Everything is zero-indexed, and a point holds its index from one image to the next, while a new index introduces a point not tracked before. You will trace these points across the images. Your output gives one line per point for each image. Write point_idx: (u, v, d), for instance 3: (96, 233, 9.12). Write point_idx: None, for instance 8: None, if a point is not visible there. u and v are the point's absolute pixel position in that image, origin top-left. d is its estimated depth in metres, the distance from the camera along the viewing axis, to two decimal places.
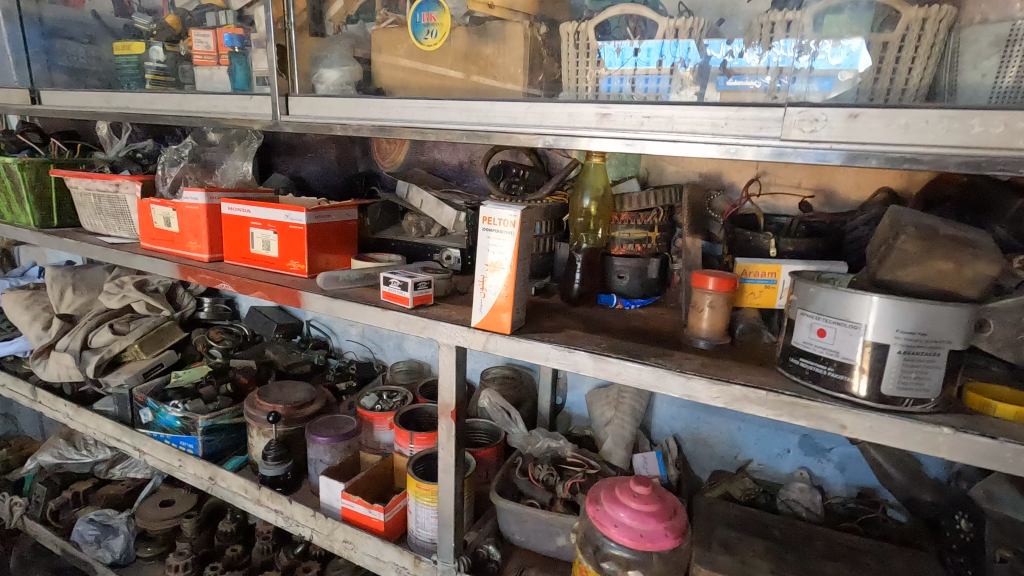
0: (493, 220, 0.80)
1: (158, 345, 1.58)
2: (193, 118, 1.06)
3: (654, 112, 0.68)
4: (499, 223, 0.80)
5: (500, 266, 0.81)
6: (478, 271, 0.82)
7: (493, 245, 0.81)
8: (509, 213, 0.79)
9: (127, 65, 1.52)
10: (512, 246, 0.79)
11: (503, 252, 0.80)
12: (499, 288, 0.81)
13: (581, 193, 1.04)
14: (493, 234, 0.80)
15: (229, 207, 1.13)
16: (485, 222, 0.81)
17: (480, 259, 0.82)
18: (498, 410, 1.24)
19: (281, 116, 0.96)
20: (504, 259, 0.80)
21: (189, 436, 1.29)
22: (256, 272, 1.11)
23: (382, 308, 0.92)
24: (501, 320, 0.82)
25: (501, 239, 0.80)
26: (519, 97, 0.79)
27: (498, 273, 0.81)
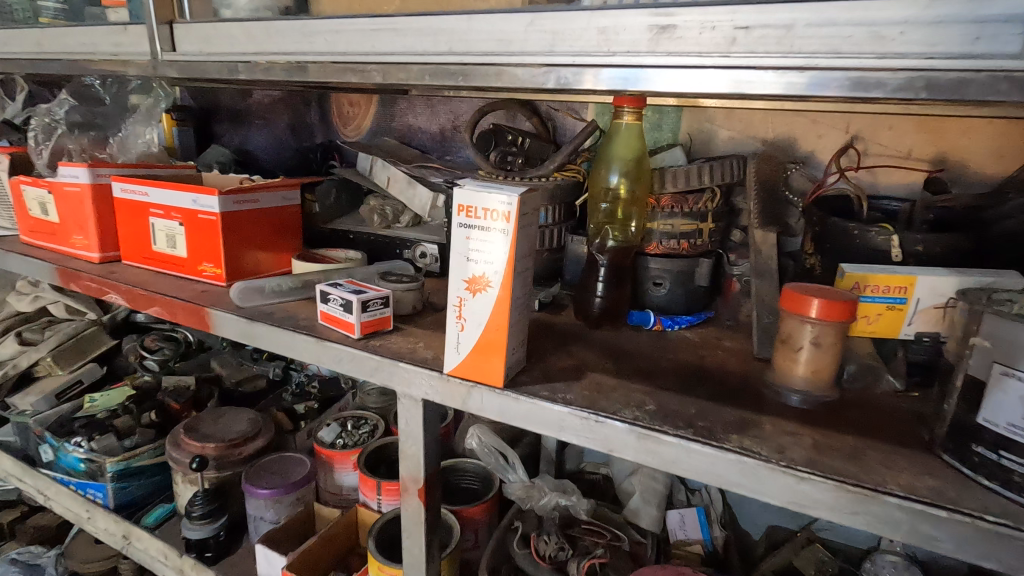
0: (474, 214, 0.51)
1: (77, 357, 1.28)
2: (56, 62, 0.75)
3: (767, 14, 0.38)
4: (484, 218, 0.50)
5: (488, 288, 0.51)
6: (453, 294, 0.53)
7: (474, 255, 0.51)
8: (498, 201, 0.49)
9: (19, 6, 1.20)
10: (508, 255, 0.50)
11: (492, 264, 0.51)
12: (487, 320, 0.52)
13: (606, 168, 0.71)
14: (476, 236, 0.51)
15: (121, 188, 0.83)
16: (462, 215, 0.51)
17: (456, 275, 0.53)
18: (490, 452, 0.95)
19: (164, 54, 0.65)
20: (493, 272, 0.51)
21: (95, 483, 1.01)
22: (158, 279, 0.81)
23: (317, 338, 0.63)
24: (492, 372, 0.53)
25: (488, 244, 0.51)
26: (511, 8, 0.49)
27: (487, 298, 0.52)
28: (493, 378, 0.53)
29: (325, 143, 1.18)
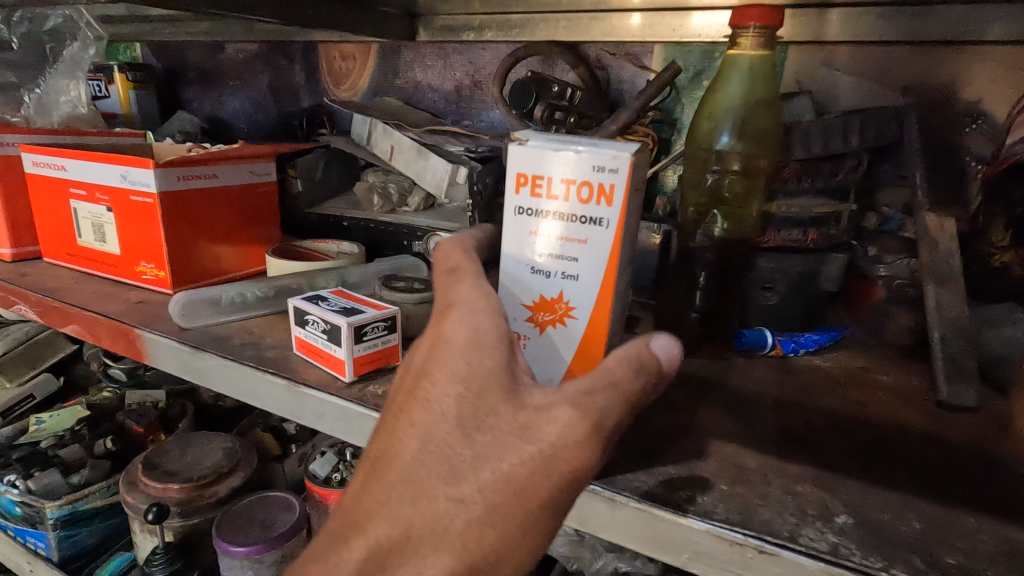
0: (542, 191, 0.32)
1: (26, 367, 1.02)
2: None
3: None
4: (562, 197, 0.32)
5: (565, 306, 0.34)
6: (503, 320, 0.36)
7: (543, 257, 0.34)
8: (591, 169, 0.31)
9: None
10: (606, 254, 0.32)
11: (576, 271, 0.33)
12: (568, 355, 0.35)
13: (714, 125, 0.50)
14: (545, 227, 0.33)
15: (33, 160, 0.62)
16: (522, 194, 0.33)
17: (509, 290, 0.35)
18: None
19: None
20: (579, 281, 0.33)
21: (35, 532, 0.82)
22: (82, 284, 0.60)
23: (288, 380, 0.42)
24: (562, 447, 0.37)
25: (567, 238, 0.33)
26: None
27: (565, 321, 0.34)
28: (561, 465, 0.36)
29: (312, 107, 0.95)
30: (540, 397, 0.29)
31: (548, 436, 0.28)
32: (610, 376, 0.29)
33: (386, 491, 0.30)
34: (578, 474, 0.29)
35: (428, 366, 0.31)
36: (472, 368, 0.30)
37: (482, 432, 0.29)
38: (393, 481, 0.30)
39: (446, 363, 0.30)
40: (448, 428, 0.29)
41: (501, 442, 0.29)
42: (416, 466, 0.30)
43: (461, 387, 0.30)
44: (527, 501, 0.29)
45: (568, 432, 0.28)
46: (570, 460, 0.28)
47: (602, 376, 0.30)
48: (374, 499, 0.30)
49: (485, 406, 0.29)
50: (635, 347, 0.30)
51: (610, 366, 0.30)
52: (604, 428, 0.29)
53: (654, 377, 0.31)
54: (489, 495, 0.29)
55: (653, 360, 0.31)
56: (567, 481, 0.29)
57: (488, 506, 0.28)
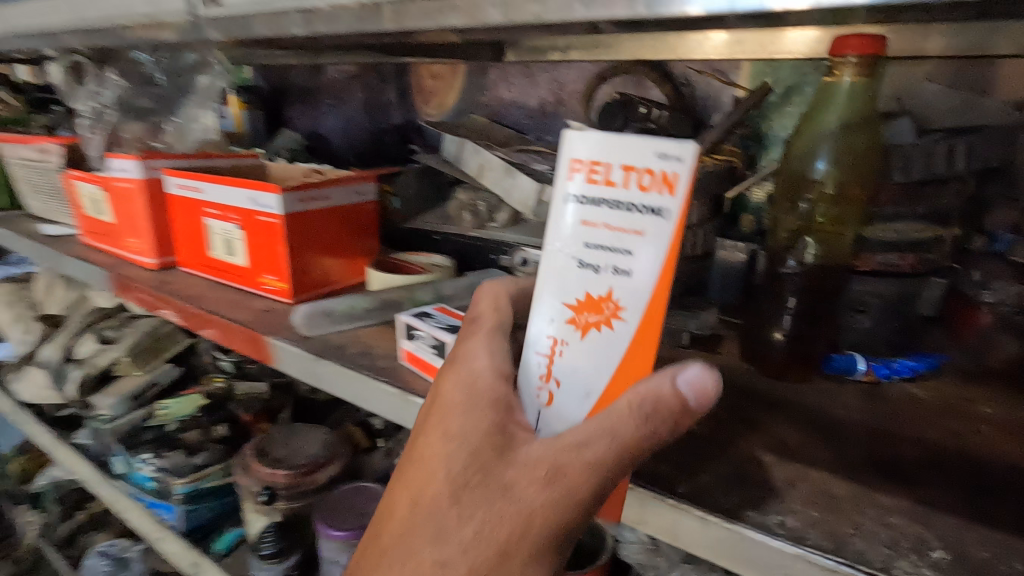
0: (600, 176, 0.31)
1: (151, 358, 1.18)
2: (96, 32, 0.62)
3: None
4: (621, 183, 0.31)
5: (609, 308, 0.32)
6: (544, 317, 0.35)
7: (593, 250, 0.32)
8: (654, 154, 0.29)
9: None
10: (664, 251, 0.30)
11: (629, 268, 0.31)
12: (613, 367, 0.33)
13: (812, 150, 0.50)
14: (600, 215, 0.32)
15: (175, 183, 0.71)
16: (577, 179, 0.32)
17: (556, 283, 0.34)
18: None
19: (202, 10, 0.49)
20: (629, 280, 0.31)
21: (165, 504, 0.95)
22: (214, 292, 0.69)
23: (400, 389, 0.47)
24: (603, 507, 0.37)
25: (621, 229, 0.31)
26: None
27: (612, 325, 0.32)
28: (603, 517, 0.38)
29: (403, 124, 1.01)
30: (525, 457, 0.33)
31: (526, 497, 0.32)
32: (609, 426, 0.31)
33: (388, 547, 0.36)
34: (554, 533, 0.33)
35: (434, 426, 0.36)
36: (466, 434, 0.35)
37: (468, 495, 0.34)
38: (392, 539, 0.36)
39: (443, 429, 0.36)
40: (438, 492, 0.34)
41: (487, 501, 0.33)
42: (410, 526, 0.35)
43: (452, 453, 0.35)
44: (508, 561, 0.33)
45: (546, 494, 0.32)
46: (545, 519, 0.32)
47: (600, 426, 0.32)
48: (379, 554, 0.36)
49: (474, 466, 0.34)
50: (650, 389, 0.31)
51: (619, 408, 0.31)
52: (579, 490, 0.32)
53: (663, 425, 0.31)
54: (472, 555, 0.33)
55: (674, 401, 0.31)
56: (542, 540, 0.33)
57: (472, 563, 0.33)
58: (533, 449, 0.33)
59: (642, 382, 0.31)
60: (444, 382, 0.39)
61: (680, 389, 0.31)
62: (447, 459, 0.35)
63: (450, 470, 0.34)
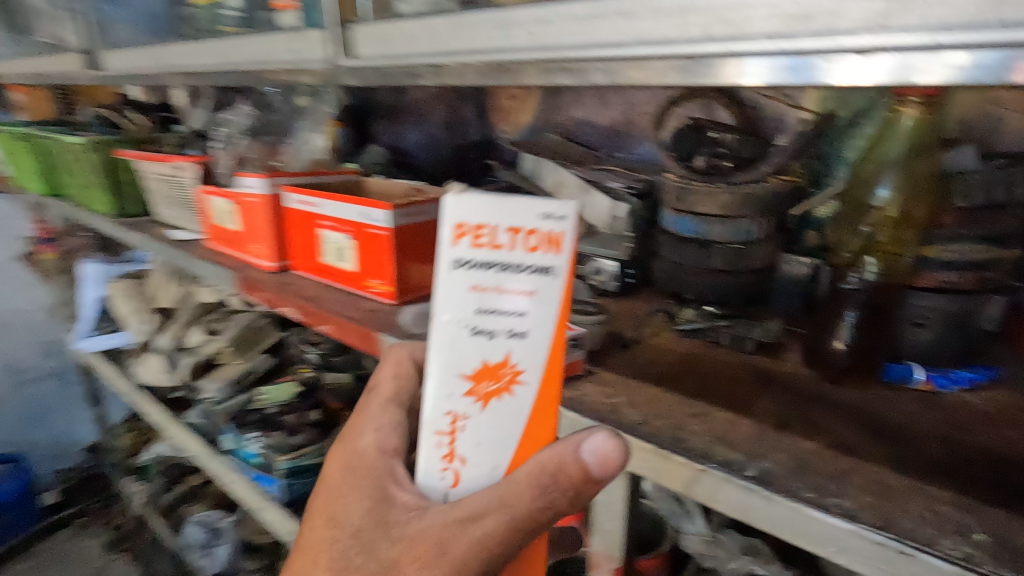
0: (483, 240, 0.36)
1: (249, 348, 1.32)
2: (239, 72, 0.73)
3: (931, 12, 0.29)
4: (506, 245, 0.36)
5: (506, 368, 0.38)
6: (446, 379, 0.39)
7: (483, 311, 0.37)
8: (540, 217, 0.35)
9: (203, 17, 1.25)
10: (553, 303, 0.37)
11: (523, 328, 0.37)
12: (520, 419, 0.39)
13: (880, 180, 0.60)
14: (485, 275, 0.37)
15: (293, 199, 0.82)
16: (461, 247, 0.37)
17: (450, 352, 0.38)
18: (666, 496, 0.82)
19: (338, 60, 0.59)
20: (523, 335, 0.37)
21: (268, 477, 1.07)
22: (327, 293, 0.79)
23: None
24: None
25: (509, 289, 0.37)
26: None
27: (513, 385, 0.38)
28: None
29: (481, 140, 1.10)
30: (409, 529, 0.41)
31: (404, 566, 0.41)
32: (505, 494, 0.38)
33: None
34: None
35: (324, 518, 0.46)
36: (356, 511, 0.44)
37: (357, 561, 0.43)
38: None
39: (336, 507, 0.46)
40: (331, 559, 0.43)
41: (369, 568, 0.42)
42: None
43: (344, 527, 0.44)
44: None
45: (425, 564, 0.41)
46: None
47: (499, 497, 0.38)
48: None
49: (362, 538, 0.43)
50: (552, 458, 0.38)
51: (521, 477, 0.38)
52: (453, 560, 0.40)
53: (556, 492, 0.39)
54: None
55: (573, 465, 0.39)
56: None
57: None
58: (416, 525, 0.40)
59: (549, 450, 0.39)
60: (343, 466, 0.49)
61: (586, 457, 0.40)
62: (333, 548, 0.44)
63: (341, 546, 0.44)
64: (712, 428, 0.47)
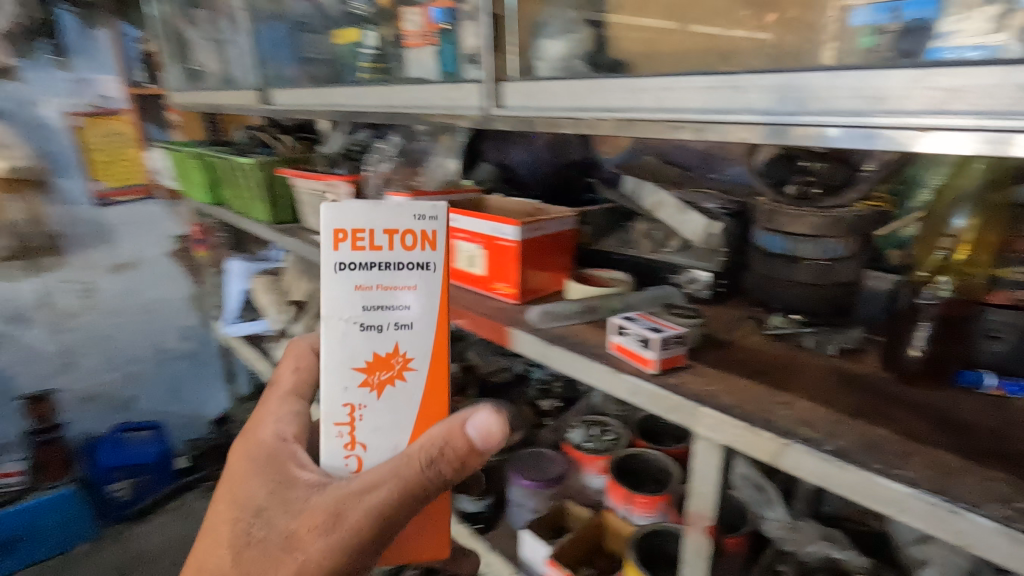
0: (363, 242, 0.57)
1: None
2: (400, 113, 0.91)
3: (978, 102, 0.39)
4: (385, 243, 0.57)
5: (399, 354, 0.60)
6: (348, 373, 0.59)
7: (370, 306, 0.58)
8: (415, 218, 0.57)
9: (345, 55, 1.48)
10: (432, 289, 0.59)
11: (408, 316, 0.59)
12: (411, 391, 0.61)
13: (954, 210, 0.69)
14: (372, 274, 0.57)
15: None
16: (339, 251, 0.56)
17: (338, 336, 0.58)
18: (748, 484, 0.93)
19: (491, 109, 0.75)
20: (410, 317, 0.59)
21: None
22: (459, 293, 0.95)
23: (614, 368, 0.68)
24: (445, 541, 0.67)
25: (392, 284, 0.58)
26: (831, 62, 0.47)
27: (405, 368, 0.60)
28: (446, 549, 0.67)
29: (582, 160, 1.24)
30: (309, 502, 0.61)
31: (303, 529, 0.61)
32: (393, 472, 0.59)
33: (208, 556, 0.66)
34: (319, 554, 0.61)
35: (229, 501, 0.67)
36: (266, 492, 0.65)
37: (264, 526, 0.63)
38: (209, 551, 0.66)
39: (252, 489, 0.66)
40: (246, 524, 0.64)
41: (272, 530, 0.63)
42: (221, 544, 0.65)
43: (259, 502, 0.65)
44: (284, 565, 0.61)
45: (313, 528, 0.60)
46: (311, 544, 0.61)
47: (390, 470, 0.59)
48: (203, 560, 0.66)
49: (269, 510, 0.64)
50: (437, 436, 0.60)
51: (410, 456, 0.59)
52: (334, 526, 0.60)
53: (435, 471, 0.60)
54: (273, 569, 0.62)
55: (454, 442, 0.60)
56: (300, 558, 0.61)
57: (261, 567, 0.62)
58: (318, 500, 0.61)
59: (440, 426, 0.60)
60: (253, 455, 0.70)
61: (468, 430, 0.61)
62: (237, 523, 0.65)
63: (251, 516, 0.65)
64: (796, 412, 0.58)
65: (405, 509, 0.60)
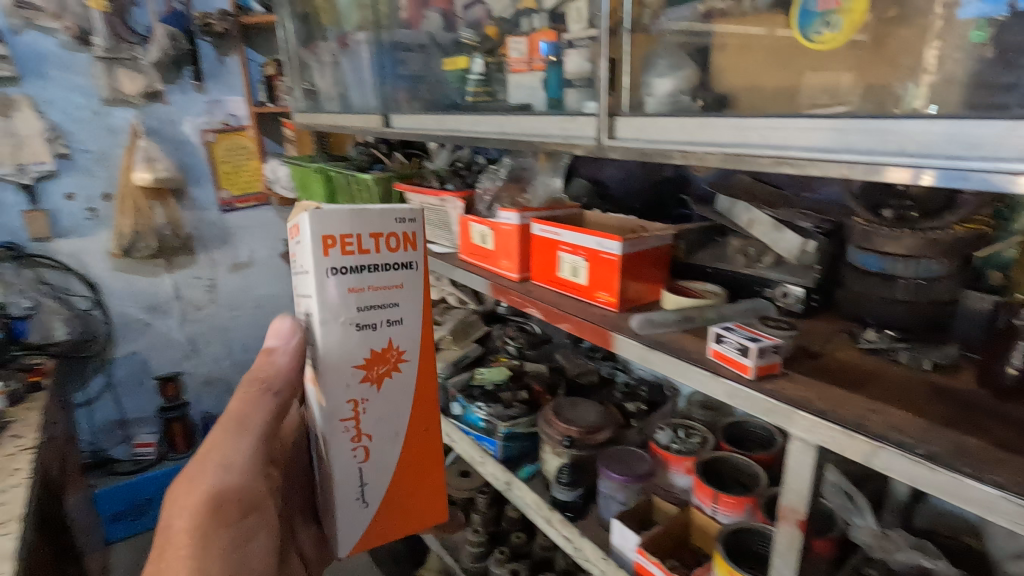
0: (351, 246, 0.65)
1: (463, 337, 1.72)
2: (518, 140, 1.04)
3: None
4: (372, 246, 0.66)
5: (393, 347, 0.70)
6: (350, 371, 0.68)
7: (365, 306, 0.67)
8: (396, 223, 0.68)
9: (453, 80, 1.63)
10: (417, 283, 0.71)
11: (397, 309, 0.70)
12: (401, 375, 0.72)
13: None
14: (364, 276, 0.67)
15: (539, 228, 1.10)
16: (330, 256, 0.64)
17: (337, 337, 0.66)
18: (837, 492, 0.94)
19: (605, 140, 0.86)
20: (400, 311, 0.70)
21: (490, 438, 1.38)
22: (562, 300, 1.06)
23: (713, 373, 0.76)
24: (435, 503, 0.80)
25: (381, 284, 0.68)
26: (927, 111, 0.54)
27: (397, 356, 0.71)
28: (438, 508, 0.81)
29: (674, 176, 1.32)
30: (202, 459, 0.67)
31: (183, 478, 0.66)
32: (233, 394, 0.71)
33: None
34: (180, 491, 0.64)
35: None
36: None
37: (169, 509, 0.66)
38: None
39: None
40: None
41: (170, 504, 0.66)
42: None
43: None
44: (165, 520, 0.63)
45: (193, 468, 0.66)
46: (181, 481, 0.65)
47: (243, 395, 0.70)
48: None
49: None
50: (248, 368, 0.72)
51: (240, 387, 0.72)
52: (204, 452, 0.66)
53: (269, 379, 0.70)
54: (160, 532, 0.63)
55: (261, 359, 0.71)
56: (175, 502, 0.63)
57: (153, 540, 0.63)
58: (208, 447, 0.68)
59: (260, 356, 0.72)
60: None
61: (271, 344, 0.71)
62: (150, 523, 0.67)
63: None
64: (888, 418, 0.64)
65: (254, 465, 0.67)
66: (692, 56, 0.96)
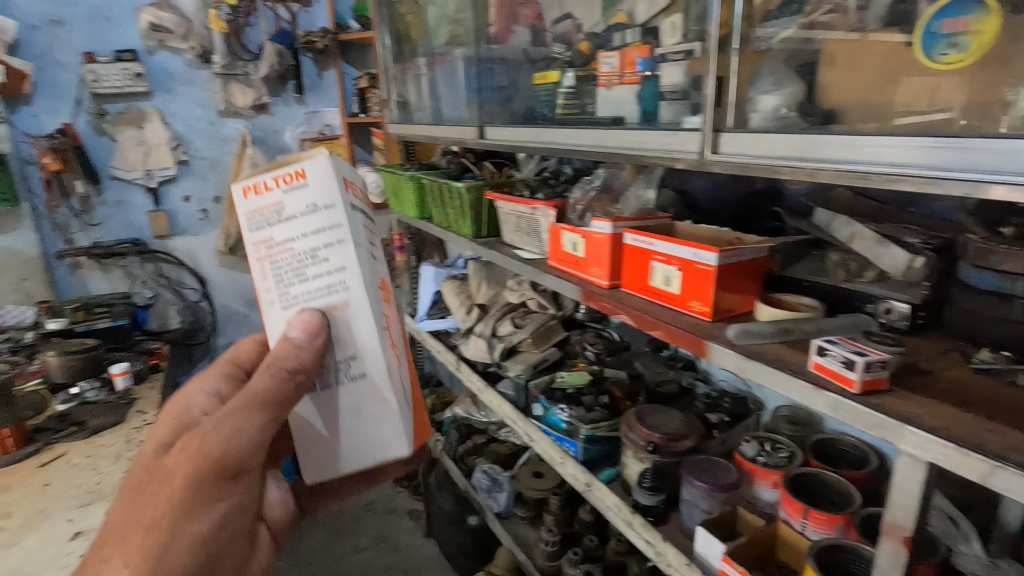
0: (351, 181, 0.60)
1: (543, 340, 1.77)
2: (616, 152, 1.09)
3: None
4: (360, 187, 0.62)
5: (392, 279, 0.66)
6: (382, 300, 0.61)
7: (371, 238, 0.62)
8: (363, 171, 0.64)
9: (543, 93, 1.70)
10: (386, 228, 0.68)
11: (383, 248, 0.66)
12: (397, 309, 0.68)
13: None
14: (362, 210, 0.61)
15: (632, 237, 1.13)
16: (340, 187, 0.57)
17: (366, 268, 0.59)
18: (940, 517, 0.95)
19: (708, 155, 0.89)
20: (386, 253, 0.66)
21: (571, 440, 1.43)
22: (654, 308, 1.09)
23: (815, 385, 0.77)
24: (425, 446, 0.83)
25: (371, 219, 0.63)
26: None
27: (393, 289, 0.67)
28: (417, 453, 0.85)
29: (766, 189, 1.31)
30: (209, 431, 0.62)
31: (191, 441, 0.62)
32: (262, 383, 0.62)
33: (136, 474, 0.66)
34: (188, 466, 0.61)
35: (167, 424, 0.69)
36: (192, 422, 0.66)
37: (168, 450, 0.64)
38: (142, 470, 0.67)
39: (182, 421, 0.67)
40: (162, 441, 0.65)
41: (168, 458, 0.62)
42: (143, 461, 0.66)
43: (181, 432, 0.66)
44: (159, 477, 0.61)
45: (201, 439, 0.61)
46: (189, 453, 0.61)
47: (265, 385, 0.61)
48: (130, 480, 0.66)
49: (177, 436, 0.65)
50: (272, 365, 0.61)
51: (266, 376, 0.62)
52: (210, 441, 0.61)
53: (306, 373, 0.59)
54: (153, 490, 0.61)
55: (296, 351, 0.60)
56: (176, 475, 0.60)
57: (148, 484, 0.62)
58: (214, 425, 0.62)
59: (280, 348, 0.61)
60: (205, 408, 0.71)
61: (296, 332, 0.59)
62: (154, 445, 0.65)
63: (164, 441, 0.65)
64: (1007, 439, 0.63)
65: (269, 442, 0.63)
66: (798, 72, 0.96)
